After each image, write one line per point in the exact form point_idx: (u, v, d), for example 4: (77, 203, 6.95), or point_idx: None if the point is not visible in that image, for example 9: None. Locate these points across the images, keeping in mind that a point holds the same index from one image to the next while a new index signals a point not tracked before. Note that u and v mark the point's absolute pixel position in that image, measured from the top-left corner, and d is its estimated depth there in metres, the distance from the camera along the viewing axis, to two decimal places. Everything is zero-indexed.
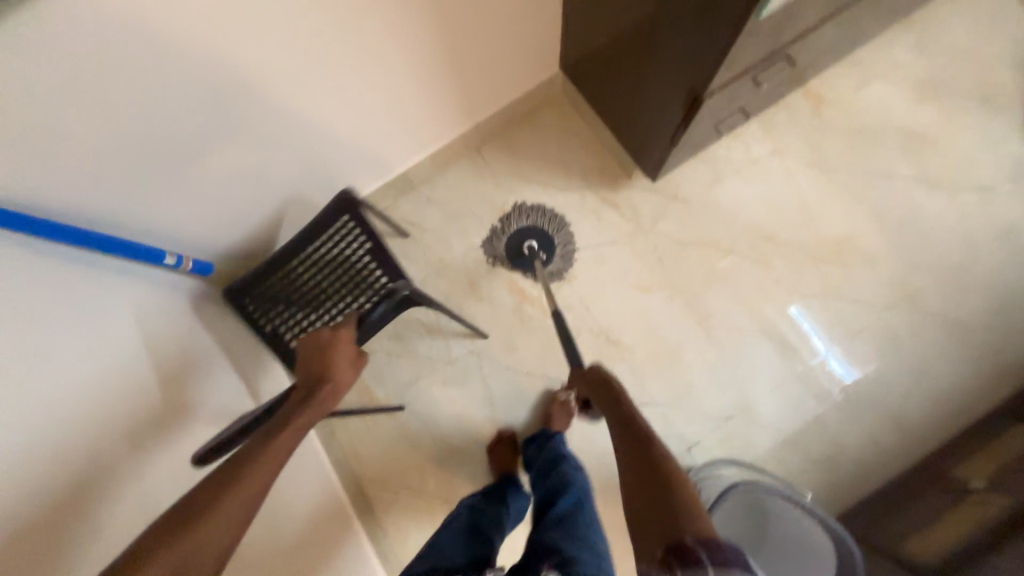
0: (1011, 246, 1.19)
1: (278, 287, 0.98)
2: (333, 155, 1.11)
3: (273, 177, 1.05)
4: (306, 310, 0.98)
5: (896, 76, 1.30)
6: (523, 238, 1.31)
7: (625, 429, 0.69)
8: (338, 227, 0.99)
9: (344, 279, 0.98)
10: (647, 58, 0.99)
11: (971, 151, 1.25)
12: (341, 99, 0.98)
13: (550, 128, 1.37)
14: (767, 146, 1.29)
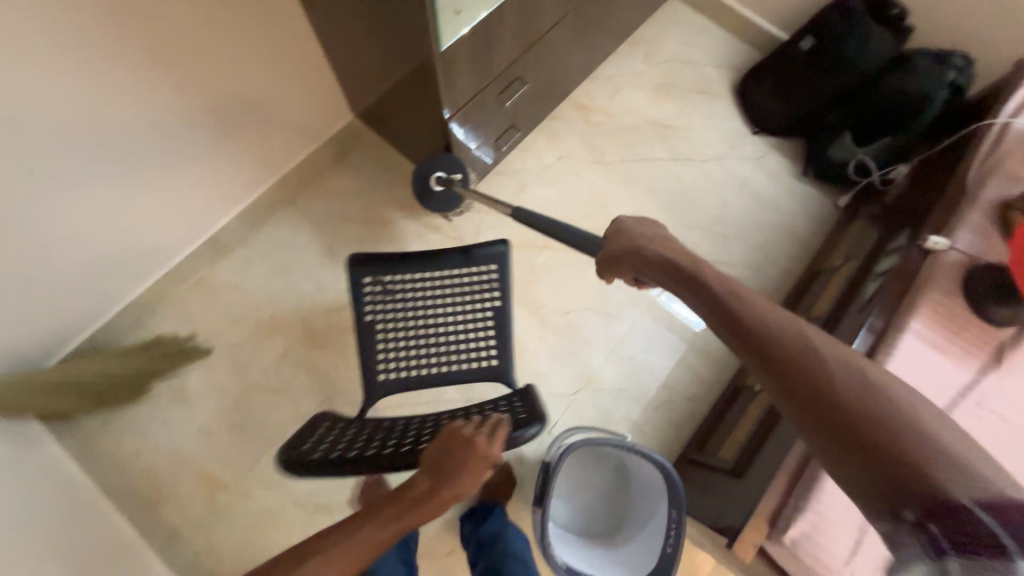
0: (748, 195, 1.51)
1: (406, 283, 1.01)
2: (106, 236, 1.04)
3: (25, 270, 0.95)
4: (401, 334, 1.00)
5: (637, 82, 1.60)
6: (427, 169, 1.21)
7: (760, 358, 0.64)
8: (484, 274, 1.02)
9: (464, 316, 1.01)
10: (408, 96, 1.11)
11: (704, 129, 1.57)
12: (90, 176, 0.94)
13: (362, 169, 1.43)
14: (555, 152, 1.49)
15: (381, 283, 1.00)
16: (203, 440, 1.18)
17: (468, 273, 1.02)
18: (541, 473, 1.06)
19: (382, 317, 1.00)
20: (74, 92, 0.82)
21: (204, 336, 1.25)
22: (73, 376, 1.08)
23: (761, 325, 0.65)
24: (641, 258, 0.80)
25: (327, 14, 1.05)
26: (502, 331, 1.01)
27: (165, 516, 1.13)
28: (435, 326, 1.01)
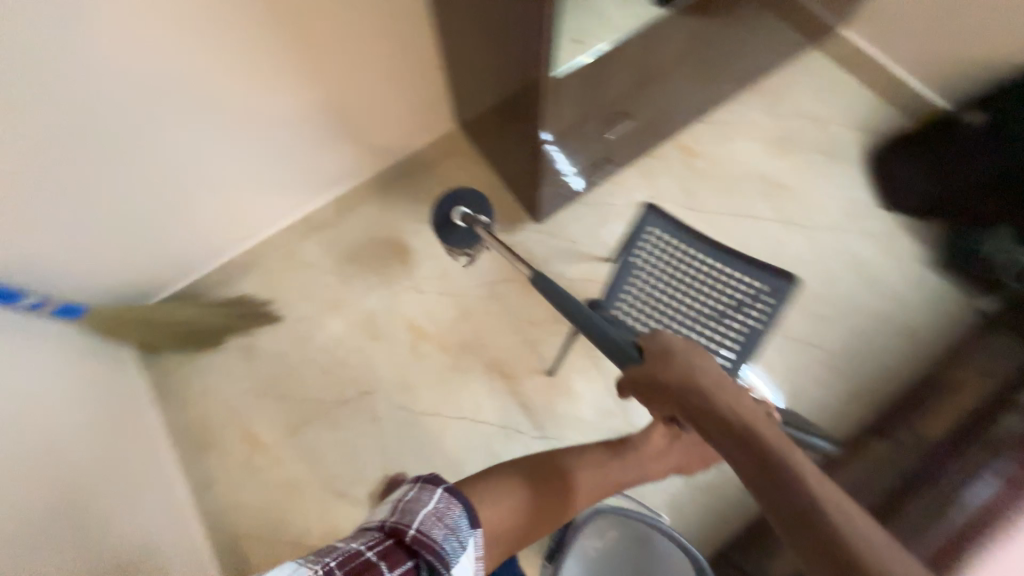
0: (862, 276, 1.32)
1: (681, 259, 0.86)
2: (218, 196, 1.17)
3: (145, 210, 1.08)
4: (716, 302, 0.84)
5: (752, 132, 1.48)
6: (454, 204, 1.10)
7: (764, 471, 0.56)
8: (759, 293, 0.83)
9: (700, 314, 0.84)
10: (508, 113, 1.11)
11: (821, 194, 1.41)
12: (213, 142, 1.06)
13: (451, 176, 1.47)
14: (646, 192, 1.42)
15: (665, 237, 0.86)
16: (254, 399, 1.26)
17: (743, 287, 0.84)
18: (561, 531, 0.98)
19: (661, 274, 0.85)
20: (217, 67, 0.94)
21: (278, 303, 1.34)
22: (169, 316, 1.23)
23: (807, 487, 0.53)
24: (671, 377, 0.67)
25: (450, 27, 1.10)
26: (742, 354, 0.82)
27: (207, 461, 1.21)
28: (761, 322, 0.82)
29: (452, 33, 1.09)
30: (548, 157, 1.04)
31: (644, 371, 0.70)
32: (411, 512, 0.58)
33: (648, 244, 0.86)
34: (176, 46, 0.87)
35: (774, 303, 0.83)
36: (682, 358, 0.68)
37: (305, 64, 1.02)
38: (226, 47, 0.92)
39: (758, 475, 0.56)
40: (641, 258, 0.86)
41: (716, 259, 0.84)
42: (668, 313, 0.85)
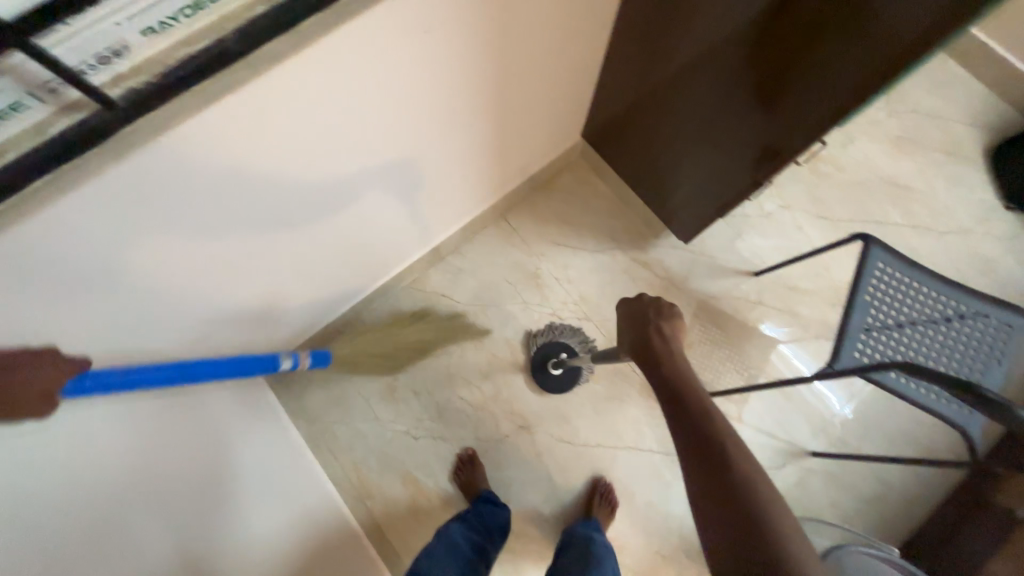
0: (992, 280, 1.34)
1: (914, 295, 0.88)
2: (380, 238, 1.07)
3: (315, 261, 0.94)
4: (952, 333, 0.87)
5: (875, 132, 1.46)
6: (550, 353, 1.25)
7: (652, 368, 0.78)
8: (994, 322, 0.88)
9: (943, 343, 0.87)
10: (711, 121, 1.00)
11: (949, 196, 1.40)
12: (395, 189, 0.94)
13: (573, 193, 1.41)
14: (776, 201, 1.39)
15: (897, 271, 0.88)
16: (408, 441, 1.22)
17: (980, 315, 0.88)
18: None
19: (893, 310, 0.87)
20: (427, 114, 0.81)
21: None
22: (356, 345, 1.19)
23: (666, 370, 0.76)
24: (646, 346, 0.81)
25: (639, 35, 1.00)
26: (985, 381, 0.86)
27: (372, 507, 1.18)
28: (992, 354, 0.86)
29: (648, 49, 1.00)
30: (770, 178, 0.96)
31: (637, 333, 0.83)
32: None
33: (880, 279, 0.88)
34: (407, 98, 0.74)
35: (1007, 329, 0.88)
36: (657, 318, 0.82)
37: (496, 96, 0.91)
38: (445, 92, 0.79)
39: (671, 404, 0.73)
40: (875, 288, 0.88)
41: (938, 295, 0.88)
42: (910, 340, 0.87)
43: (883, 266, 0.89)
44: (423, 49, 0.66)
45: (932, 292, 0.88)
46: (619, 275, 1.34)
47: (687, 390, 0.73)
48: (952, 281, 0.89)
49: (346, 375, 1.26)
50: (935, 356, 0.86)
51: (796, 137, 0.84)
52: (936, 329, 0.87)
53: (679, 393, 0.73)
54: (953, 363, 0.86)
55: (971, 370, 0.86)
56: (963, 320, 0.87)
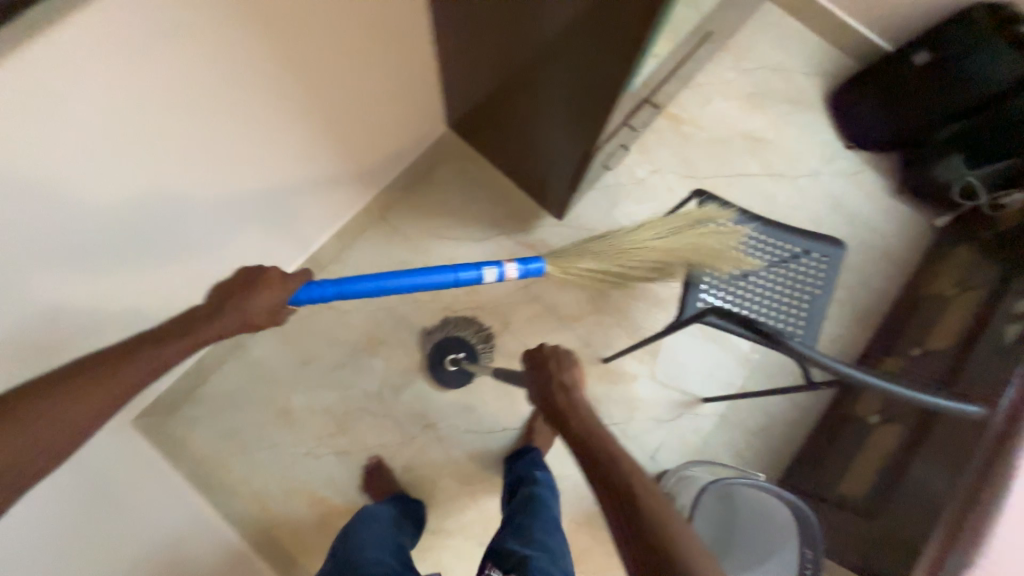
0: (842, 213, 1.47)
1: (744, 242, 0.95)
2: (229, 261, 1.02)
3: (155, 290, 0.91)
4: (778, 274, 0.94)
5: (728, 90, 1.55)
6: (448, 348, 1.24)
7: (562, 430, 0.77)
8: (814, 259, 0.95)
9: (769, 283, 0.94)
10: (538, 102, 1.01)
11: (797, 142, 1.53)
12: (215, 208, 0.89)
13: (452, 183, 1.39)
14: (646, 167, 1.45)
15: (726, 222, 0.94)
16: (310, 461, 1.18)
17: (803, 254, 0.95)
18: None
19: None
20: (208, 129, 0.76)
21: (304, 356, 1.24)
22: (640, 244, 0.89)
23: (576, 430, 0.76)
24: (552, 402, 0.80)
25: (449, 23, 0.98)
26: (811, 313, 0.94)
27: (282, 532, 1.16)
28: (814, 288, 0.94)
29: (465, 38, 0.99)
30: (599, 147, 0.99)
31: (541, 390, 0.82)
32: None
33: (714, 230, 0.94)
34: (166, 117, 0.68)
35: (828, 263, 0.95)
36: (557, 371, 0.82)
37: (302, 96, 0.87)
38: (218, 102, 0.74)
39: (589, 468, 0.72)
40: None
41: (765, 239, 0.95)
42: (748, 287, 0.94)
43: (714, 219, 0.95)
44: (186, 61, 0.65)
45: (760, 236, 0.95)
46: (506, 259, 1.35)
47: (599, 450, 0.72)
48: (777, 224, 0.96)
49: (235, 406, 1.20)
50: (765, 297, 0.93)
51: (602, 112, 0.87)
52: (764, 271, 0.94)
53: (595, 455, 0.72)
54: (783, 302, 0.93)
55: (799, 305, 0.93)
56: (787, 259, 0.95)
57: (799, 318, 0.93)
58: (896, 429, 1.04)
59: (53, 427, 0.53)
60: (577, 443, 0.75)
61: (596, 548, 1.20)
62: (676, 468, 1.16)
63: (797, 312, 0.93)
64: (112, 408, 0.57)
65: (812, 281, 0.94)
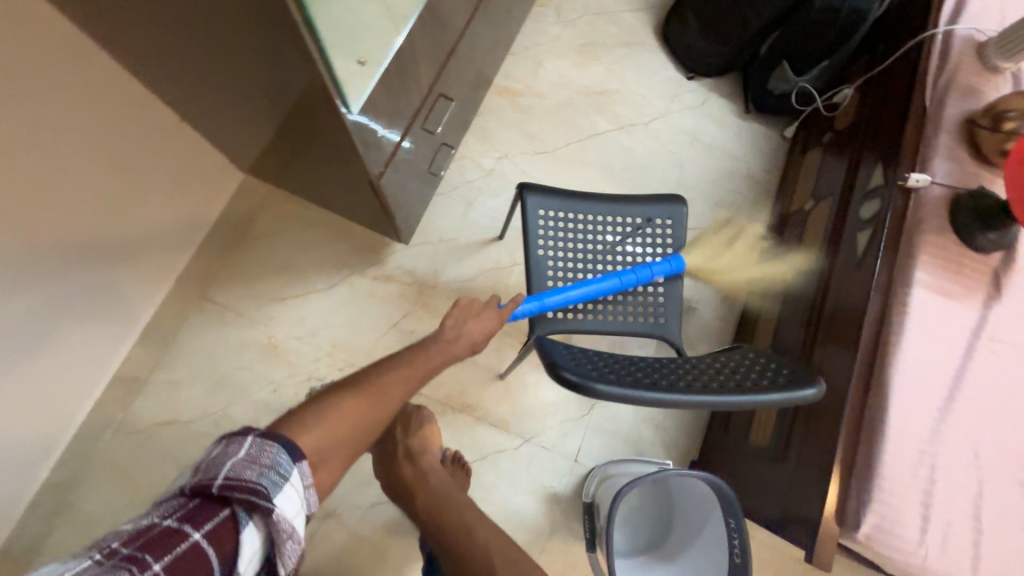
0: (700, 148, 1.42)
1: (583, 227, 0.85)
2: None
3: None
4: (624, 252, 0.86)
5: (558, 46, 1.43)
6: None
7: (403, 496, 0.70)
8: (659, 224, 0.87)
9: (616, 265, 0.85)
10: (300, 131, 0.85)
11: (639, 86, 1.45)
12: None
13: (276, 232, 1.18)
14: (492, 154, 1.32)
15: (559, 211, 0.84)
16: None
17: (646, 221, 0.87)
18: (586, 515, 1.03)
19: (563, 252, 0.84)
20: None
21: (152, 489, 1.03)
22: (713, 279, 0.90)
23: (416, 492, 0.69)
24: (394, 478, 0.72)
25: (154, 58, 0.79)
26: (669, 283, 0.87)
27: None
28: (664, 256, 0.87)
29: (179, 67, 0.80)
30: (382, 166, 0.87)
31: (385, 453, 0.75)
32: (225, 462, 0.44)
33: (547, 223, 0.84)
34: None
35: (674, 223, 0.88)
36: (402, 436, 0.78)
37: None
38: None
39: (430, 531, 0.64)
40: (546, 237, 0.83)
41: (602, 219, 0.86)
42: (598, 277, 0.85)
43: (544, 212, 0.84)
44: None
45: (597, 217, 0.86)
46: (365, 300, 1.19)
47: (441, 506, 0.66)
48: (612, 198, 0.87)
49: None
50: (617, 281, 0.85)
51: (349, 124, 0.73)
52: (611, 253, 0.85)
53: (435, 512, 0.65)
54: (636, 281, 0.86)
55: (651, 280, 0.86)
56: (632, 232, 0.86)
57: (657, 292, 0.86)
58: None
59: (359, 424, 0.55)
60: (421, 519, 0.66)
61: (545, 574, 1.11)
62: (602, 468, 1.06)
63: (654, 285, 0.86)
64: (382, 418, 0.58)
65: (661, 251, 0.87)
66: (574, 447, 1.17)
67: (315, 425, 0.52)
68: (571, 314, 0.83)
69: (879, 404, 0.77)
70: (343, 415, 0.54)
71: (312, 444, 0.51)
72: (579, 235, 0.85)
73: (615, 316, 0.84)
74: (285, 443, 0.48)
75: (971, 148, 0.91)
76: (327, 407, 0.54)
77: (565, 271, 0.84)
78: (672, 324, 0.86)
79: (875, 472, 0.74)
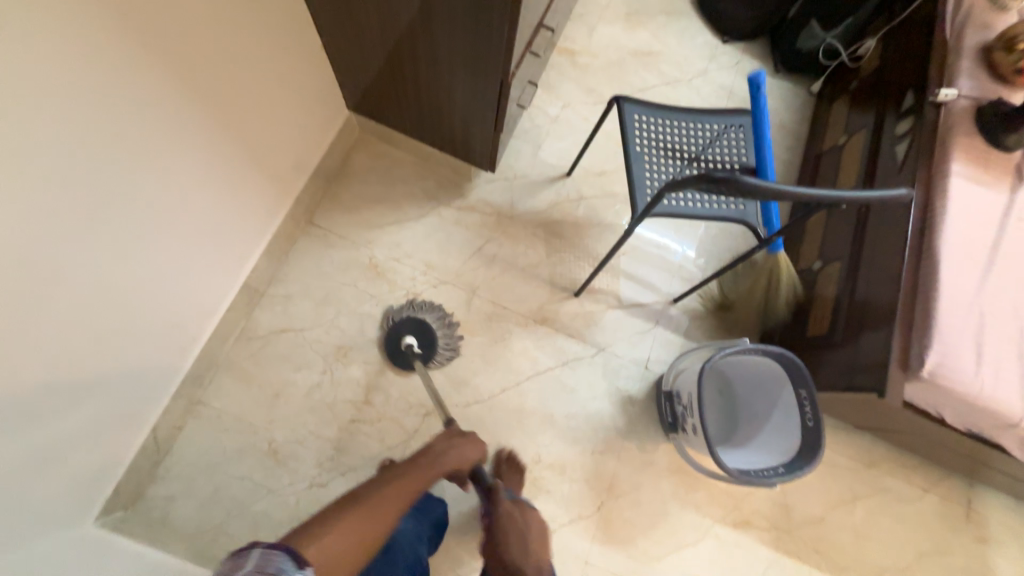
0: (737, 102, 1.59)
1: (673, 132, 1.00)
2: (166, 308, 0.93)
3: (110, 353, 0.83)
4: (709, 152, 1.00)
5: (608, 14, 1.60)
6: (403, 332, 1.17)
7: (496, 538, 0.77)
8: (735, 132, 1.02)
9: (703, 163, 0.99)
10: (434, 57, 0.99)
11: (681, 48, 1.62)
12: (136, 253, 0.80)
13: (370, 169, 1.32)
14: (557, 104, 1.47)
15: (650, 118, 0.99)
16: (315, 492, 1.09)
17: (724, 129, 1.02)
18: (668, 402, 1.17)
19: (658, 149, 0.98)
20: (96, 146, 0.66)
21: (273, 389, 1.14)
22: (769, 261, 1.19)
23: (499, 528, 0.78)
24: (512, 528, 0.79)
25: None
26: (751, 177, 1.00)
27: None
28: (741, 157, 1.01)
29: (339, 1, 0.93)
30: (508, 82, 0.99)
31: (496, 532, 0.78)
32: None
33: (642, 126, 0.98)
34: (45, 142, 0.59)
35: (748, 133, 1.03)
36: (524, 524, 0.80)
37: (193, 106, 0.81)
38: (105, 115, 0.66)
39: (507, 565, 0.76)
40: (640, 138, 0.98)
41: (689, 126, 1.01)
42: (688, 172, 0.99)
43: (640, 117, 0.99)
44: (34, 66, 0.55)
45: (682, 124, 1.01)
46: (452, 227, 1.31)
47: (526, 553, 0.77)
48: (696, 109, 1.02)
49: (214, 467, 1.08)
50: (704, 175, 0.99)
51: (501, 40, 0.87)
52: (698, 154, 1.00)
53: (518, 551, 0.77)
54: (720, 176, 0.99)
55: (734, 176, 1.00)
56: (712, 137, 1.01)
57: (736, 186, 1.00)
58: (835, 264, 1.16)
59: (356, 547, 0.51)
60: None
61: (625, 467, 1.21)
62: (671, 364, 1.21)
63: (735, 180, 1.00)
64: (372, 543, 0.53)
65: (739, 152, 1.01)
66: (643, 356, 1.29)
67: (330, 538, 0.50)
68: (669, 202, 0.96)
69: (931, 267, 0.91)
70: (352, 524, 0.52)
71: (329, 552, 0.48)
72: (670, 137, 0.99)
73: (700, 204, 0.98)
74: (290, 550, 0.44)
75: (990, 70, 1.07)
76: (330, 524, 0.51)
77: (659, 166, 0.97)
78: (750, 214, 1.00)
79: (933, 319, 0.87)
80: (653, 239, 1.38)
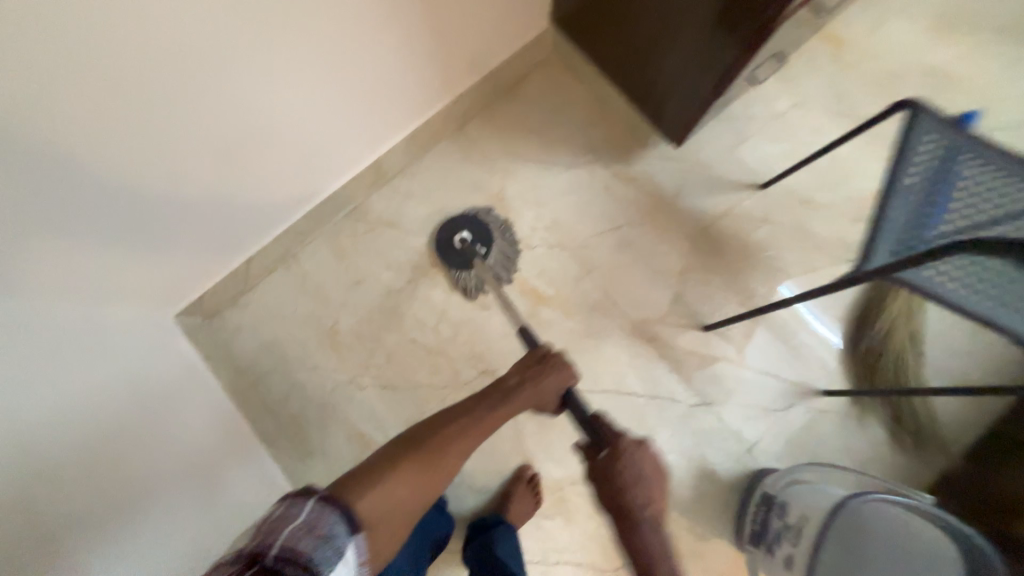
0: None
1: (971, 173, 0.70)
2: (296, 152, 0.90)
3: (222, 165, 0.80)
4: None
5: (915, 9, 1.19)
6: (458, 226, 1.09)
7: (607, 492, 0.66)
8: None
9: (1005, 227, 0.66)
10: None
11: (1000, 86, 1.15)
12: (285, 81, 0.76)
13: (541, 96, 1.16)
14: (789, 99, 1.15)
15: (941, 143, 0.71)
16: (351, 391, 1.06)
17: None
18: (764, 508, 0.89)
19: (937, 194, 0.70)
20: None
21: (357, 276, 1.10)
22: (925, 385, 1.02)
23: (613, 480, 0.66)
24: (625, 494, 0.66)
25: None
26: None
27: (315, 471, 1.03)
28: None
29: None
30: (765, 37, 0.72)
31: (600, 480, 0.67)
32: (281, 527, 0.47)
33: (921, 154, 0.71)
34: None
35: None
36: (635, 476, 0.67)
37: None
38: None
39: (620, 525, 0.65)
40: (912, 171, 0.71)
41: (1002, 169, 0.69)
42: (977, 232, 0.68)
43: (926, 138, 0.71)
44: None
45: (991, 165, 0.69)
46: (598, 192, 1.12)
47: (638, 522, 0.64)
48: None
49: (280, 320, 1.09)
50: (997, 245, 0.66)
51: None
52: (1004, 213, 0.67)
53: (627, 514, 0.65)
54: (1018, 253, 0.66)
55: None
56: None
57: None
58: None
59: (407, 500, 0.59)
60: (626, 516, 0.66)
61: (667, 544, 0.99)
62: (784, 467, 0.93)
63: None
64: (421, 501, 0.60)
65: None
66: (751, 438, 1.02)
67: (385, 488, 0.57)
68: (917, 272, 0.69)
69: None
70: (418, 479, 0.61)
71: (381, 503, 0.56)
72: (965, 179, 0.70)
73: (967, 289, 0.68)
74: (344, 511, 0.51)
75: None
76: (399, 471, 0.60)
77: (927, 216, 0.69)
78: None
79: None
80: (828, 310, 1.07)
